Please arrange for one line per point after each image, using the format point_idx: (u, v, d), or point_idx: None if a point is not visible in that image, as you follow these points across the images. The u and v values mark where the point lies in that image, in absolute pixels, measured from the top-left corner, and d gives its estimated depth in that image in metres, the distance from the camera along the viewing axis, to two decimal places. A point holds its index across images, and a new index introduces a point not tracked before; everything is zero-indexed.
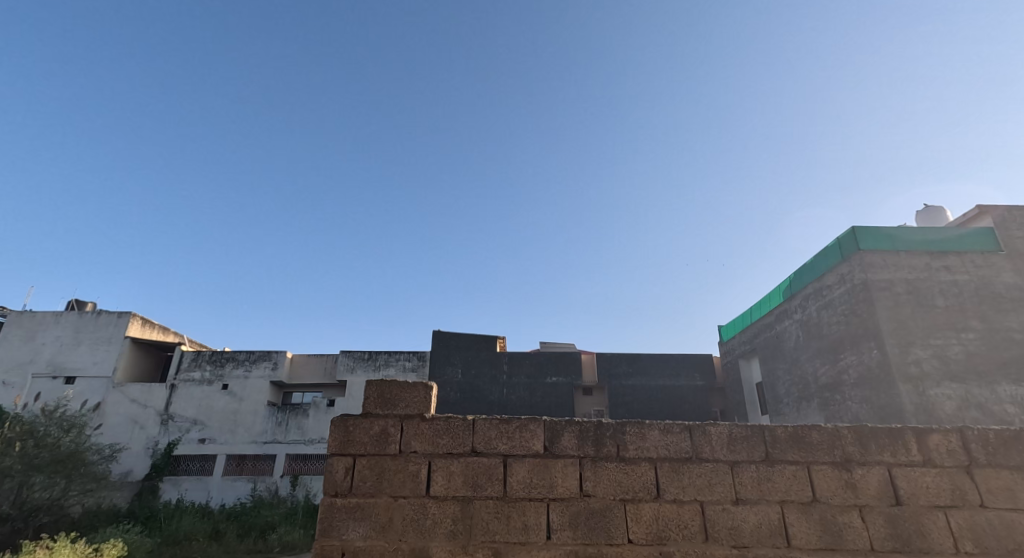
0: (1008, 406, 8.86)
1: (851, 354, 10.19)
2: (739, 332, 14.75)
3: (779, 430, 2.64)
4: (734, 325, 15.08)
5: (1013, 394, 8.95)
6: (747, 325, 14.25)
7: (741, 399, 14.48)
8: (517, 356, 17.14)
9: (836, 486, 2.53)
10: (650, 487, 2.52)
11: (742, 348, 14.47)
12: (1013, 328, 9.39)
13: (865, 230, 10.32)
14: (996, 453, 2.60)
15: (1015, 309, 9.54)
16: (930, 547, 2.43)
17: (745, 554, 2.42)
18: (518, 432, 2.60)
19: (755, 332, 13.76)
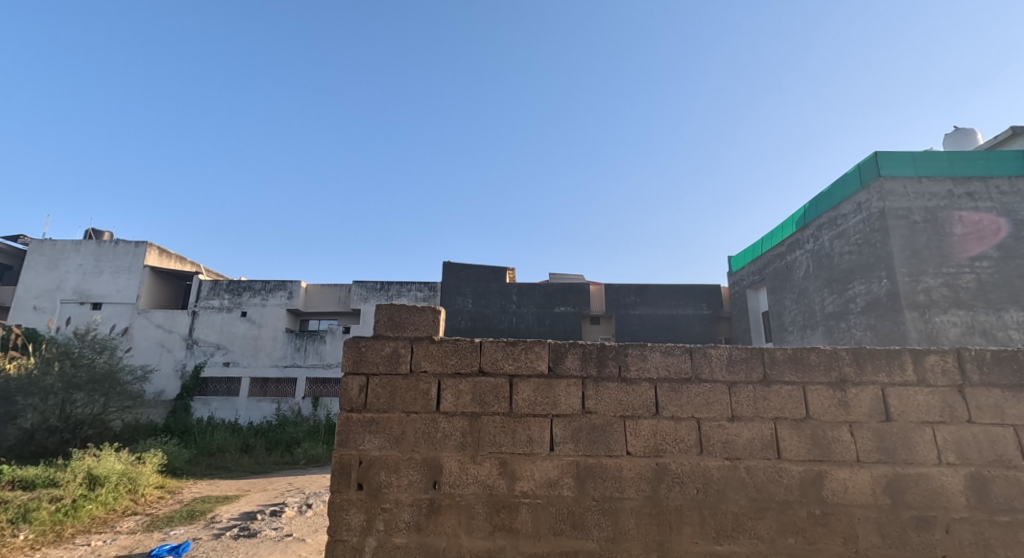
0: (1012, 332, 8.92)
1: (861, 284, 10.18)
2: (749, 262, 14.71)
3: (778, 351, 2.72)
4: (744, 255, 15.01)
5: (1019, 320, 8.98)
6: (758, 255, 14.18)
7: (747, 327, 14.66)
8: (527, 286, 17.36)
9: (829, 404, 2.63)
10: (650, 405, 2.64)
11: (750, 278, 14.50)
12: None
13: (887, 155, 10.01)
14: (990, 372, 2.65)
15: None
16: (915, 458, 2.56)
17: (737, 464, 2.57)
18: (523, 353, 2.71)
19: (765, 263, 13.71)
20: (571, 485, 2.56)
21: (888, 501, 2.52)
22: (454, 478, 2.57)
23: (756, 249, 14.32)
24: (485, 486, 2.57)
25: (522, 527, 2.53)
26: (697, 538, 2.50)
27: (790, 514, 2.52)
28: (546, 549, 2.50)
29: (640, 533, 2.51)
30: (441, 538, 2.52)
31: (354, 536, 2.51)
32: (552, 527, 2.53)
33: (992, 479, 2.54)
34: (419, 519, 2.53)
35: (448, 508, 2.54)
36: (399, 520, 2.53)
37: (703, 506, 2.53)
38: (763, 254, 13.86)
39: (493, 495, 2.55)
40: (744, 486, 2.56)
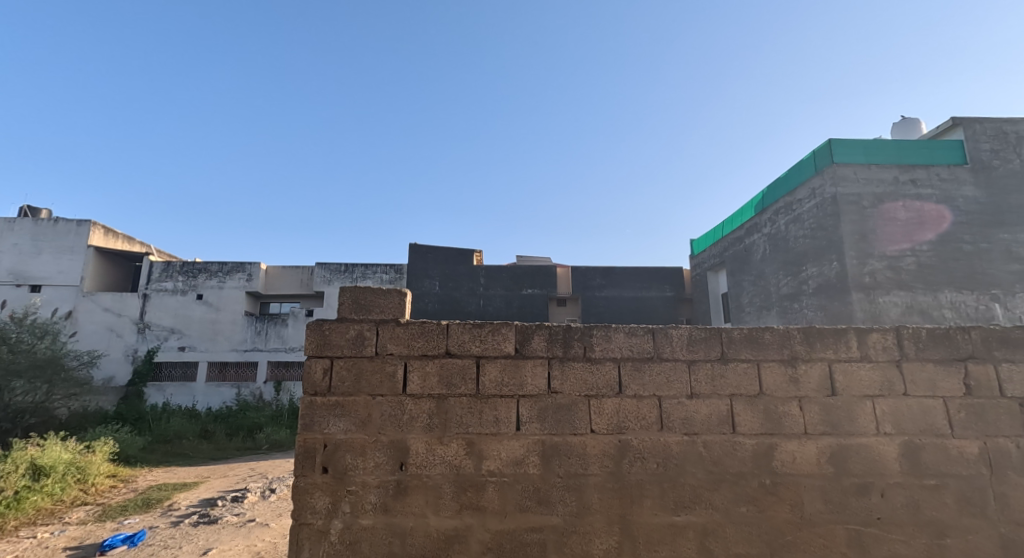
0: (945, 311, 9.52)
1: (813, 266, 10.61)
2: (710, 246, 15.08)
3: (734, 331, 2.83)
4: (705, 239, 15.37)
5: (952, 300, 9.58)
6: (718, 239, 14.55)
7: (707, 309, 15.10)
8: (495, 268, 17.35)
9: (781, 380, 2.77)
10: (613, 384, 2.72)
11: (710, 261, 14.90)
12: (964, 240, 9.84)
13: (840, 143, 10.37)
14: (925, 348, 2.82)
15: (968, 223, 9.94)
16: (858, 430, 2.72)
17: (694, 439, 2.69)
18: (490, 334, 2.75)
19: (725, 246, 14.10)
20: (537, 463, 2.63)
21: (833, 470, 2.68)
22: (421, 459, 2.60)
23: (717, 233, 14.70)
24: (452, 466, 2.61)
25: (489, 505, 2.59)
26: (657, 510, 2.61)
27: (743, 485, 2.66)
28: (512, 526, 2.57)
29: (603, 507, 2.60)
30: (408, 518, 2.55)
31: (319, 519, 2.53)
32: (518, 504, 2.59)
33: (926, 447, 2.71)
34: (385, 500, 2.56)
35: (414, 489, 2.58)
36: (366, 502, 2.56)
37: (663, 480, 2.64)
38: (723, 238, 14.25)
39: (460, 475, 2.60)
40: (701, 459, 2.68)
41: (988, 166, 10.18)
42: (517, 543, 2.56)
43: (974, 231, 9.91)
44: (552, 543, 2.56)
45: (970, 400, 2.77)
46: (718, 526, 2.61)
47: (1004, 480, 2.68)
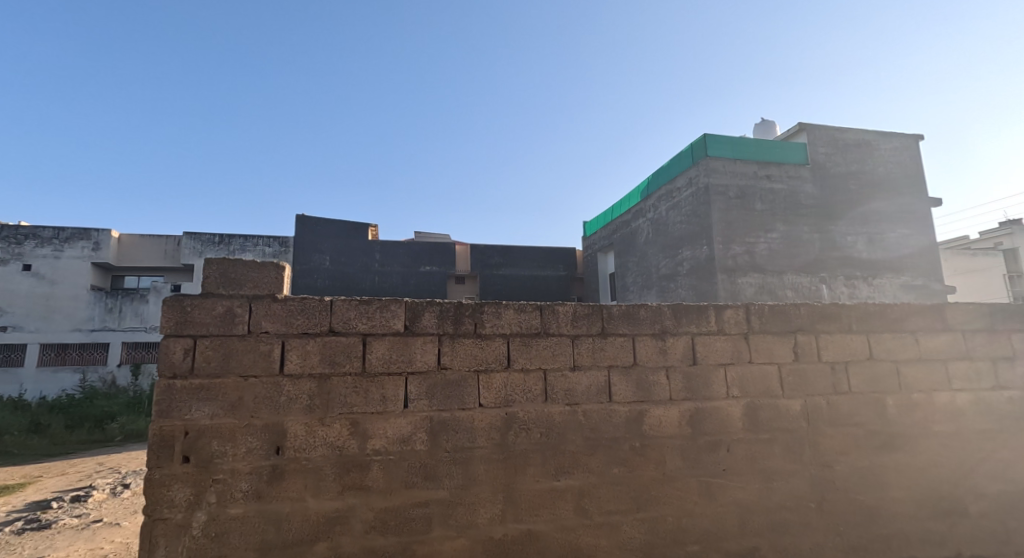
0: (787, 291, 10.89)
1: (688, 250, 11.53)
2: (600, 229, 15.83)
3: (614, 307, 3.06)
4: (597, 222, 16.11)
5: (793, 282, 11.00)
6: (608, 222, 15.32)
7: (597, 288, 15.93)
8: (391, 243, 16.98)
9: (653, 352, 3.06)
10: (502, 359, 2.85)
11: (600, 243, 15.66)
12: (803, 231, 11.35)
13: (713, 138, 11.25)
14: (766, 321, 3.24)
15: (807, 214, 11.43)
16: (712, 395, 3.08)
17: (575, 409, 2.89)
18: (379, 312, 2.75)
19: (613, 229, 14.90)
20: (424, 439, 2.70)
21: (690, 430, 3.01)
22: (301, 442, 2.58)
23: (607, 216, 15.47)
24: (334, 447, 2.61)
25: (373, 484, 2.62)
26: (539, 477, 2.77)
27: (616, 448, 2.89)
28: (397, 502, 2.62)
29: (488, 477, 2.73)
30: (285, 503, 2.53)
31: (178, 514, 2.43)
32: (404, 480, 2.65)
33: (763, 407, 3.12)
34: (259, 487, 2.51)
35: (293, 472, 2.55)
36: (236, 490, 2.49)
37: (546, 448, 2.81)
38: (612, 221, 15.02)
39: (343, 455, 2.61)
40: (581, 427, 2.87)
41: (824, 166, 11.73)
42: (402, 518, 2.62)
43: (811, 223, 11.42)
44: (439, 515, 2.65)
45: (799, 364, 3.23)
46: (593, 488, 2.81)
47: (818, 430, 3.17)
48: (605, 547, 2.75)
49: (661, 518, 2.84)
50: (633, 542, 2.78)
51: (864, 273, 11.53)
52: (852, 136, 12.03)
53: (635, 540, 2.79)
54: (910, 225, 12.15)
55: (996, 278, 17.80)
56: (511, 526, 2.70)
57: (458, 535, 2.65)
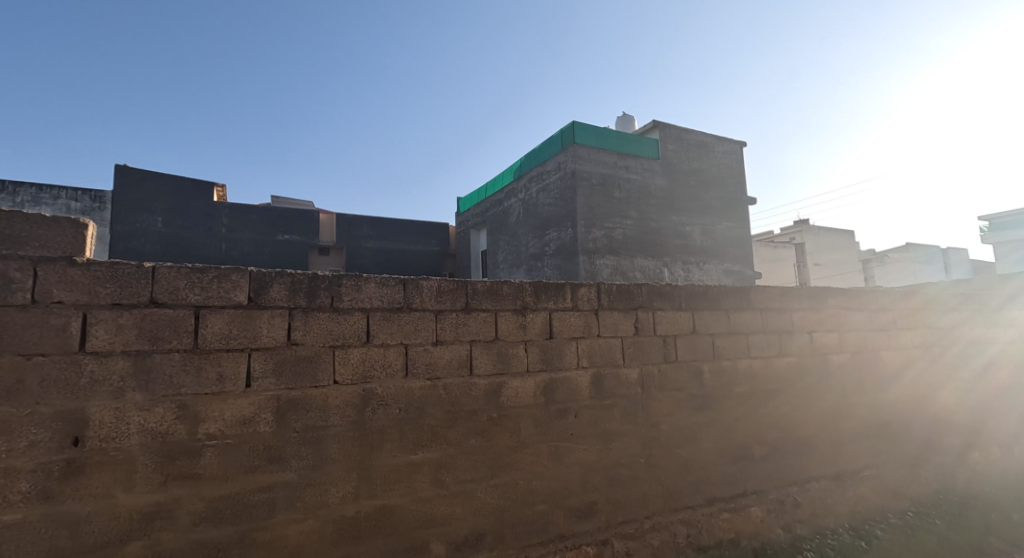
0: (637, 273, 11.93)
1: (554, 231, 12.05)
2: (473, 206, 15.95)
3: (478, 283, 3.08)
4: (470, 198, 16.19)
5: (642, 265, 12.07)
6: (480, 200, 15.47)
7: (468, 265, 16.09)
8: (244, 208, 15.62)
9: (512, 326, 3.15)
10: (361, 333, 2.69)
11: (474, 220, 15.78)
12: (653, 219, 12.47)
13: (581, 124, 11.72)
14: (613, 299, 3.53)
15: (656, 204, 12.58)
16: (564, 365, 3.30)
17: (436, 383, 2.84)
18: (215, 282, 2.42)
19: (486, 207, 15.12)
20: (269, 419, 2.45)
21: (543, 400, 3.19)
22: (108, 430, 2.18)
23: (480, 193, 15.61)
24: (154, 434, 2.25)
25: (205, 472, 2.32)
26: (396, 452, 2.69)
27: (475, 420, 2.93)
28: (235, 489, 2.35)
29: (343, 455, 2.57)
30: (84, 500, 2.13)
31: None
32: (244, 465, 2.39)
33: (606, 375, 3.42)
34: (47, 485, 2.09)
35: (97, 466, 2.16)
36: (13, 492, 2.04)
37: (405, 423, 2.73)
38: (485, 199, 15.21)
39: (166, 443, 2.27)
40: (441, 401, 2.84)
41: (671, 161, 12.96)
42: (240, 505, 2.36)
43: (660, 213, 12.60)
44: (284, 499, 2.44)
45: (638, 338, 3.57)
46: (451, 459, 2.82)
47: (649, 395, 3.55)
48: (460, 514, 2.80)
49: (513, 482, 2.99)
50: (487, 507, 2.89)
51: (696, 258, 12.98)
52: (693, 137, 13.40)
53: (488, 505, 2.90)
54: (734, 219, 13.82)
55: (786, 267, 21.01)
56: (365, 503, 2.59)
57: (306, 517, 2.47)
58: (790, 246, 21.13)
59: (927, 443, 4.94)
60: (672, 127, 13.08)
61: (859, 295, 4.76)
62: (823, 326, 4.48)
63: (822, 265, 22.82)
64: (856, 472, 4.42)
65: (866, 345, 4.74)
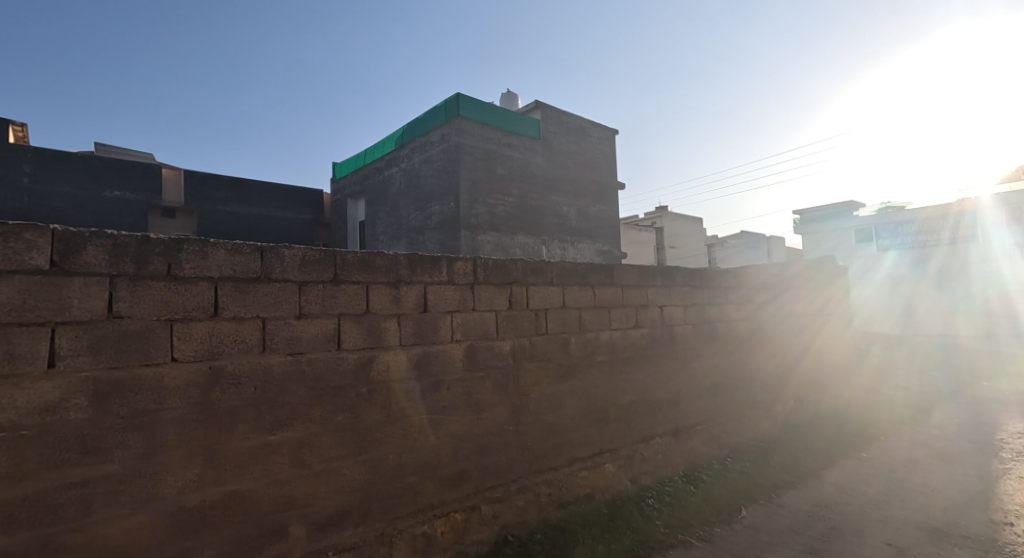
0: (517, 250, 12.17)
1: (437, 205, 11.80)
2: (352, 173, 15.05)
3: (349, 254, 2.90)
4: (349, 165, 15.23)
5: (522, 243, 12.33)
6: (360, 167, 14.64)
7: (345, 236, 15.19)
8: (57, 154, 12.91)
9: (385, 300, 3.02)
10: (206, 306, 2.42)
11: (352, 188, 14.90)
12: (533, 198, 12.75)
13: (466, 97, 11.55)
14: (489, 274, 3.55)
15: (536, 183, 12.86)
16: (438, 338, 3.26)
17: (298, 358, 2.66)
18: (5, 242, 2.02)
19: (365, 175, 14.38)
20: (83, 405, 2.13)
21: (416, 373, 3.13)
22: None
23: (360, 159, 14.73)
24: None
25: None
26: (249, 434, 2.50)
27: (342, 396, 2.80)
28: (36, 487, 2.03)
29: (182, 441, 2.33)
30: None
31: None
32: (50, 458, 2.06)
33: (481, 348, 3.45)
34: None
35: None
36: None
37: (260, 402, 2.53)
38: (364, 166, 14.45)
39: None
40: (303, 377, 2.67)
41: (551, 142, 13.31)
42: (42, 505, 2.04)
43: (540, 192, 12.92)
44: (106, 492, 2.15)
45: (512, 311, 3.64)
46: (314, 437, 2.68)
47: (521, 366, 3.65)
48: (323, 493, 2.69)
49: (382, 457, 2.92)
50: (353, 483, 2.80)
51: (571, 238, 13.53)
52: (572, 121, 13.90)
53: (355, 481, 2.81)
54: (605, 203, 14.58)
55: (647, 249, 22.65)
56: (211, 491, 2.38)
57: (133, 512, 2.20)
58: (652, 230, 22.76)
59: (746, 401, 5.64)
60: (554, 108, 13.41)
61: (702, 274, 5.29)
62: (673, 301, 4.92)
63: (677, 248, 24.87)
64: (692, 427, 4.94)
65: (706, 318, 5.28)
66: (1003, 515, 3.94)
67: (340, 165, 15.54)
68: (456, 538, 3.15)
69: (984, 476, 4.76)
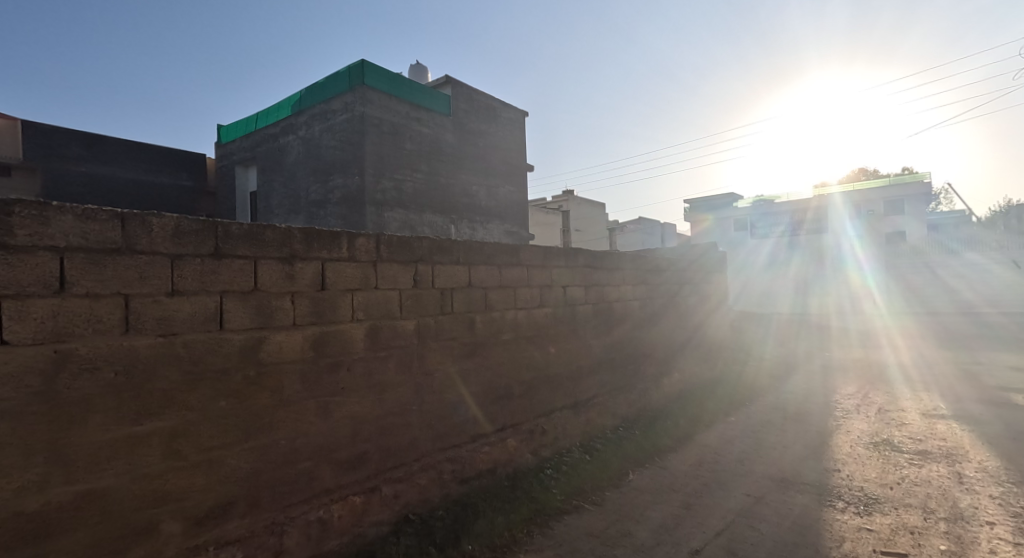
0: (425, 228, 11.94)
1: (339, 177, 11.05)
2: (237, 139, 13.06)
3: (233, 226, 2.64)
4: (233, 128, 13.20)
5: (430, 221, 12.10)
6: (248, 132, 12.79)
7: (231, 207, 13.17)
8: None
9: (277, 277, 2.79)
10: (50, 281, 2.11)
11: (240, 153, 12.84)
12: (442, 176, 12.53)
13: (371, 65, 11.02)
14: (393, 251, 3.39)
15: (445, 161, 12.63)
16: (338, 318, 3.07)
17: (171, 340, 2.40)
18: None
19: (256, 141, 12.60)
20: None
21: (313, 354, 2.94)
22: None
23: (248, 123, 12.83)
24: None
25: None
26: (109, 425, 2.23)
27: (225, 380, 2.57)
28: None
29: (21, 437, 2.04)
30: None
31: None
32: None
33: (383, 327, 3.31)
34: None
35: None
36: None
37: (123, 389, 2.27)
38: (254, 132, 12.65)
39: None
40: (177, 360, 2.42)
41: (461, 119, 13.10)
42: None
43: (449, 170, 12.71)
44: None
45: (416, 290, 3.53)
46: (190, 426, 2.45)
47: (424, 345, 3.56)
48: (203, 485, 2.48)
49: (271, 443, 2.74)
50: (237, 473, 2.60)
51: (480, 218, 13.49)
52: (483, 99, 13.76)
53: (241, 470, 2.62)
54: (514, 183, 14.65)
55: (552, 231, 23.15)
56: (58, 492, 2.11)
57: None
58: (558, 213, 23.24)
59: (638, 375, 5.95)
60: (464, 85, 13.19)
61: (604, 256, 5.47)
62: (575, 281, 5.04)
63: (582, 231, 25.61)
64: (589, 400, 5.13)
65: (604, 297, 5.46)
66: (833, 463, 4.48)
67: (222, 129, 13.39)
68: (354, 522, 3.05)
69: (820, 432, 5.37)
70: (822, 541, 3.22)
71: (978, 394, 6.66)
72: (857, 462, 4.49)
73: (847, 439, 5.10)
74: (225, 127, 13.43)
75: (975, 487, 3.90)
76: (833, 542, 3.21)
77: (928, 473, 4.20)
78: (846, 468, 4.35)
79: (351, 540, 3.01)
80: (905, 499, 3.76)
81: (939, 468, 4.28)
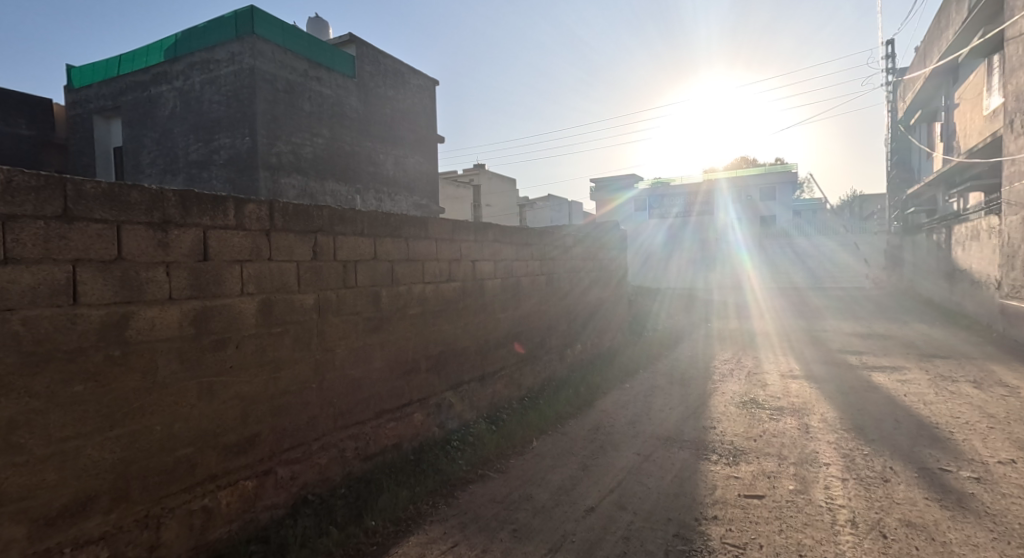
0: (326, 196, 11.35)
1: (225, 136, 10.10)
2: (94, 83, 11.48)
3: (87, 184, 2.29)
4: (89, 71, 11.58)
5: (331, 189, 11.49)
6: (110, 77, 11.31)
7: (90, 164, 11.63)
8: None
9: (146, 245, 2.47)
10: None
11: (99, 100, 11.36)
12: (345, 142, 11.88)
13: (261, 13, 10.12)
14: (288, 221, 3.14)
15: (348, 125, 11.99)
16: (222, 291, 2.78)
17: (7, 317, 2.06)
18: None
19: (120, 89, 11.16)
20: None
21: (193, 331, 2.65)
22: None
23: (110, 67, 11.33)
24: None
25: None
26: None
27: (80, 362, 2.26)
28: None
29: None
30: None
31: None
32: None
33: (277, 302, 3.07)
34: None
35: None
36: None
37: None
38: (118, 78, 11.19)
39: None
40: (15, 340, 2.09)
41: (366, 83, 12.46)
42: None
43: (353, 135, 12.08)
44: None
45: (316, 262, 3.30)
46: (34, 416, 2.14)
47: (323, 320, 3.35)
48: (54, 481, 2.19)
49: (144, 429, 2.46)
50: (99, 465, 2.32)
51: (386, 189, 13.01)
52: (390, 63, 13.15)
53: (104, 462, 2.33)
54: (422, 154, 14.22)
55: (462, 205, 22.86)
56: None
57: None
58: (468, 187, 22.97)
59: (542, 348, 6.04)
60: (368, 46, 12.54)
61: (512, 232, 5.47)
62: (483, 256, 4.98)
63: (491, 205, 25.57)
64: (495, 372, 5.13)
65: (512, 272, 5.46)
66: (710, 421, 4.83)
67: (76, 71, 11.71)
68: (245, 507, 2.85)
69: (700, 394, 5.78)
70: (696, 490, 3.46)
71: (825, 357, 7.48)
72: (728, 419, 4.88)
73: (721, 399, 5.54)
74: (79, 70, 11.74)
75: (818, 435, 4.37)
76: (706, 490, 3.45)
77: (784, 426, 4.64)
78: (720, 425, 4.71)
79: (240, 528, 2.81)
80: (765, 448, 4.14)
81: (792, 421, 4.74)
